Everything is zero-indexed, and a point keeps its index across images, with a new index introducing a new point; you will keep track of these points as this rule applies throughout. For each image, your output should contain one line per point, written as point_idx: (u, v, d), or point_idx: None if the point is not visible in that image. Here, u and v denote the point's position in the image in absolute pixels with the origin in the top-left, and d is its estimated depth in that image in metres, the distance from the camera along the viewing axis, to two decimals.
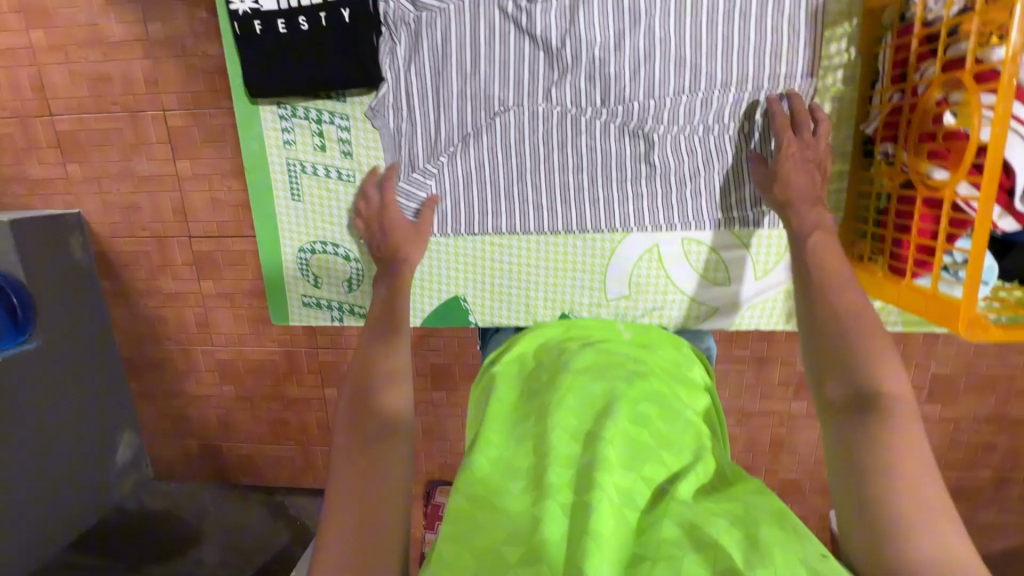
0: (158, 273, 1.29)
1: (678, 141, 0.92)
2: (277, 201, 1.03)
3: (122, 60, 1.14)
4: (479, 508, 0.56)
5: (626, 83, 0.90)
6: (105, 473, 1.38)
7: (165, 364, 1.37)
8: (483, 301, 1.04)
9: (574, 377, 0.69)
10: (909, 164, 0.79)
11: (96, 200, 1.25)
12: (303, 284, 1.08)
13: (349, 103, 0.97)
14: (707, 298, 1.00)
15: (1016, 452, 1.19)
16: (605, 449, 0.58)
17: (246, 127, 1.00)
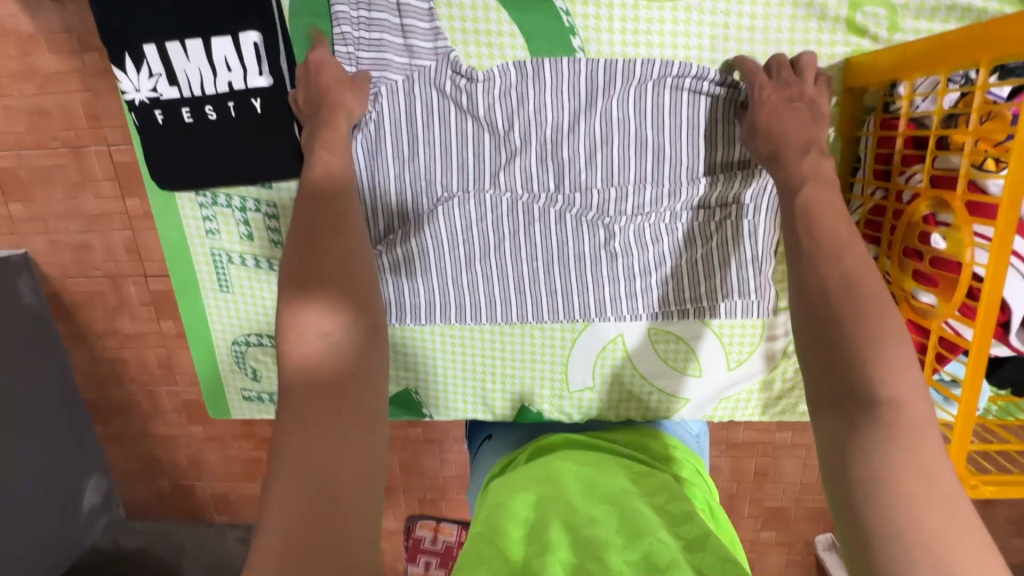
0: (116, 314, 1.23)
1: (642, 231, 0.86)
2: (208, 295, 0.96)
3: (59, 92, 1.06)
4: (479, 551, 0.55)
5: (584, 169, 0.84)
6: (74, 520, 1.33)
7: (129, 405, 1.31)
8: (440, 393, 0.99)
9: (569, 464, 0.69)
10: (893, 276, 0.76)
11: (43, 240, 1.17)
12: (242, 377, 1.02)
13: (274, 190, 0.90)
14: (676, 389, 0.94)
15: None
16: (607, 530, 0.57)
17: (163, 218, 0.92)
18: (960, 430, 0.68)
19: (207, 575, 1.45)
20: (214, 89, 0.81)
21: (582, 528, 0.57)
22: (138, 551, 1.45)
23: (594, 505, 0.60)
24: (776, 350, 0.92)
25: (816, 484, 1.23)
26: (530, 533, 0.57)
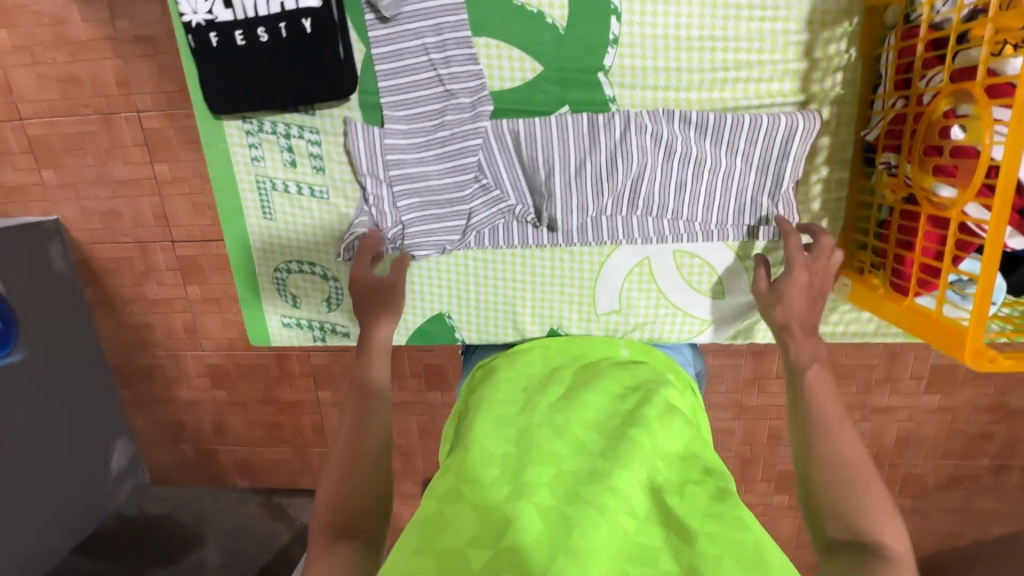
0: (143, 279, 1.26)
1: (678, 148, 0.86)
2: (250, 221, 0.96)
3: (91, 60, 1.10)
4: (449, 504, 0.58)
5: (603, 129, 0.86)
6: (100, 482, 1.37)
7: (154, 371, 1.35)
8: (467, 317, 1.00)
9: (564, 389, 0.74)
10: (914, 179, 0.75)
11: (74, 206, 1.21)
12: (282, 304, 1.02)
13: (319, 116, 0.90)
14: (701, 311, 0.97)
15: (1015, 440, 1.18)
16: (593, 463, 0.62)
17: (212, 146, 0.93)
18: (977, 315, 0.70)
19: (228, 542, 1.47)
20: (267, 10, 0.82)
21: (562, 466, 0.61)
22: (161, 517, 1.48)
23: (585, 435, 0.66)
24: None
25: None
26: (501, 478, 0.60)
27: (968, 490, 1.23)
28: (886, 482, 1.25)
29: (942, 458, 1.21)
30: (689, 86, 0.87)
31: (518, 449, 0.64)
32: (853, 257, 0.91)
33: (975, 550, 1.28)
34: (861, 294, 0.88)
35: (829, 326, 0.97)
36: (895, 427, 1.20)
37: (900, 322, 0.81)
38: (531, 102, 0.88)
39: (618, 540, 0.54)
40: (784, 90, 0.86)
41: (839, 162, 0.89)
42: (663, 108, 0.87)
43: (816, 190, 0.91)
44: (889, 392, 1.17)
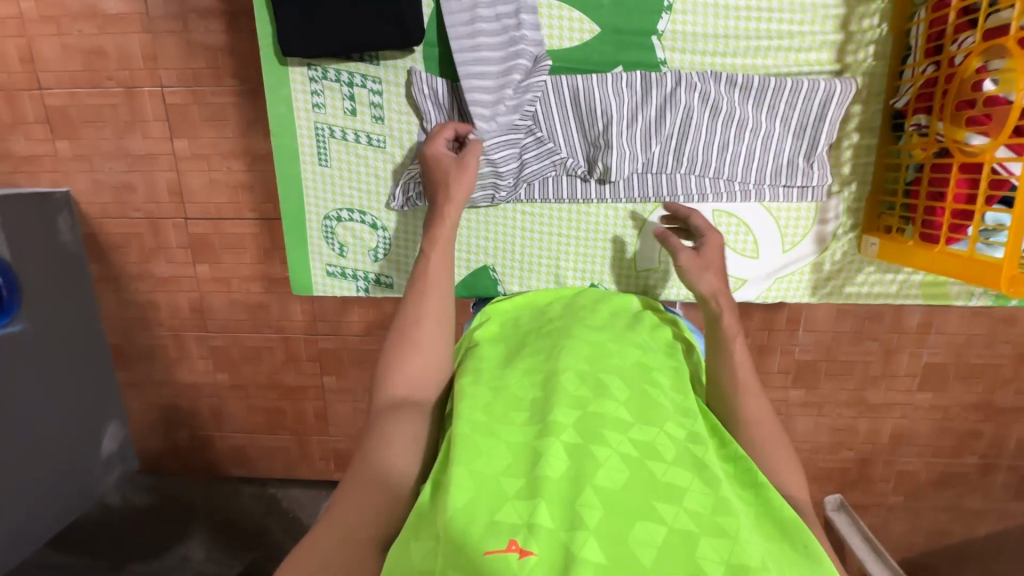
0: (151, 256, 1.25)
1: (720, 109, 0.89)
2: (306, 167, 0.96)
3: (119, 34, 1.11)
4: (477, 439, 0.58)
5: (656, 85, 0.89)
6: (89, 465, 1.32)
7: (155, 352, 1.32)
8: (512, 271, 1.01)
9: (584, 330, 0.72)
10: (945, 133, 0.78)
11: (87, 179, 1.20)
12: (328, 253, 1.01)
13: (383, 67, 0.92)
14: (739, 270, 0.98)
15: (1001, 439, 1.23)
16: (615, 406, 0.61)
17: (275, 91, 0.93)
18: (1011, 249, 0.72)
19: (214, 537, 1.37)
20: None
21: (587, 408, 0.60)
22: (147, 507, 1.39)
23: (605, 376, 0.64)
24: (828, 232, 0.96)
25: (827, 446, 1.27)
26: (530, 418, 0.61)
27: (957, 488, 1.27)
28: (880, 479, 1.29)
29: (934, 455, 1.25)
30: (735, 52, 0.90)
31: (543, 390, 0.64)
32: (879, 219, 0.94)
33: (965, 549, 1.31)
34: (890, 251, 0.90)
35: (855, 287, 0.98)
36: (890, 423, 1.24)
37: (932, 268, 0.82)
38: (584, 61, 0.91)
39: (644, 486, 0.54)
40: (822, 59, 0.90)
41: (870, 129, 0.92)
42: (711, 71, 0.90)
43: (846, 155, 0.94)
44: (885, 389, 1.21)
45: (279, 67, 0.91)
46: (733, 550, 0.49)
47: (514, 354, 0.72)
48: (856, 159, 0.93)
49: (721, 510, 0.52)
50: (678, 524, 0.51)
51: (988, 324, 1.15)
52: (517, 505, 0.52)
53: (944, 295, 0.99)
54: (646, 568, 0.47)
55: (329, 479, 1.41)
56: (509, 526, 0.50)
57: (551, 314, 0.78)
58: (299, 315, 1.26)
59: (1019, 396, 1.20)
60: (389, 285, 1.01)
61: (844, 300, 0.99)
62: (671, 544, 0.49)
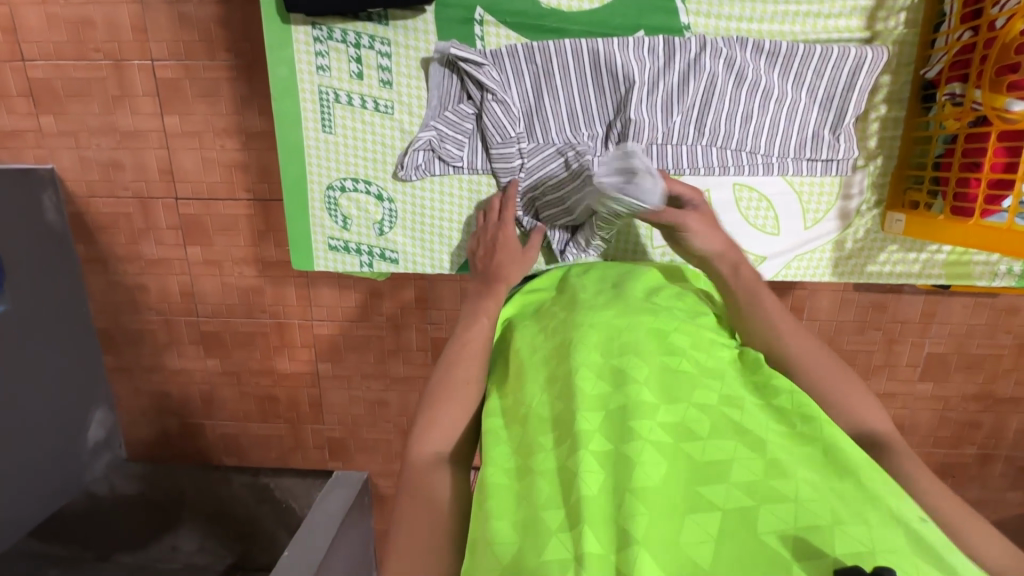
0: (140, 237, 1.20)
1: (743, 76, 0.87)
2: (308, 133, 0.93)
3: (108, 3, 1.06)
4: (505, 490, 0.54)
5: (678, 51, 0.86)
6: (75, 453, 1.28)
7: (144, 336, 1.28)
8: None
9: (592, 315, 0.66)
10: (984, 100, 0.75)
11: (72, 156, 1.15)
12: (331, 225, 0.97)
13: (392, 28, 0.89)
14: (756, 247, 0.96)
15: (1000, 430, 1.24)
16: (636, 393, 0.55)
17: (277, 52, 0.89)
18: None
19: (205, 527, 1.34)
20: None
21: (609, 406, 0.55)
22: (135, 497, 1.34)
23: (620, 360, 0.59)
24: (851, 208, 0.94)
25: None
26: (556, 432, 0.55)
27: (955, 479, 1.28)
28: None
29: (933, 446, 1.25)
30: (762, 17, 0.87)
31: (563, 393, 0.57)
32: (904, 194, 0.92)
33: None
34: (917, 228, 0.88)
35: (876, 266, 0.96)
36: (892, 414, 1.23)
37: (966, 242, 0.81)
38: (602, 23, 0.88)
39: (688, 475, 0.50)
40: (851, 26, 0.87)
41: (897, 101, 0.90)
42: (736, 37, 0.87)
43: (874, 128, 0.92)
44: (887, 379, 1.20)
45: (282, 25, 0.87)
46: (795, 514, 0.46)
47: (524, 354, 0.66)
48: (880, 131, 0.91)
49: (772, 472, 0.49)
50: (731, 503, 0.47)
51: (990, 314, 1.14)
52: (563, 538, 0.47)
53: (970, 274, 0.97)
54: (709, 566, 0.44)
55: (322, 469, 1.38)
56: (558, 564, 0.45)
57: (555, 303, 0.73)
58: (294, 300, 1.23)
59: (1018, 386, 1.20)
60: (394, 259, 0.98)
61: (865, 279, 0.97)
62: (730, 527, 0.46)
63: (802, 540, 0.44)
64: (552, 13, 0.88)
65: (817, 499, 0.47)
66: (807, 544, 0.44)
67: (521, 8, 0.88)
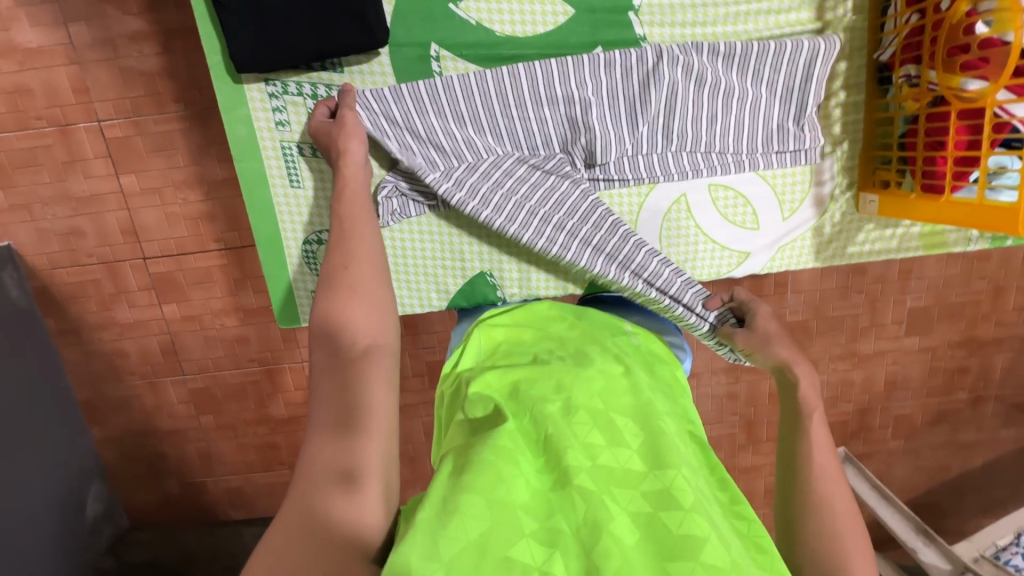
0: (112, 302, 1.17)
1: (703, 81, 0.87)
2: (276, 190, 0.91)
3: (43, 68, 1.02)
4: (503, 462, 0.53)
5: (636, 63, 0.86)
6: (77, 532, 1.23)
7: (131, 402, 1.24)
8: (512, 274, 0.96)
9: (591, 364, 0.68)
10: (939, 81, 0.77)
11: (28, 229, 1.11)
12: (311, 278, 0.96)
13: (347, 73, 0.87)
14: (736, 243, 0.98)
15: (987, 371, 1.27)
16: (627, 454, 0.57)
17: (231, 112, 0.87)
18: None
19: None
20: None
21: (599, 459, 0.55)
22: (142, 565, 1.32)
23: (619, 416, 0.61)
24: (825, 194, 0.96)
25: (827, 402, 1.28)
26: (547, 460, 0.55)
27: (951, 424, 1.32)
28: (880, 426, 1.31)
29: (927, 396, 1.29)
30: (713, 20, 0.88)
31: (561, 426, 0.58)
32: (874, 174, 0.94)
33: (964, 481, 1.37)
34: (889, 206, 0.90)
35: (857, 247, 0.98)
36: (883, 371, 1.26)
37: (938, 218, 0.83)
38: (562, 45, 0.88)
39: (656, 547, 0.49)
40: (802, 19, 0.89)
41: (855, 85, 0.92)
42: (691, 42, 0.88)
43: (835, 114, 0.93)
44: (875, 339, 1.23)
45: (235, 86, 0.85)
46: None
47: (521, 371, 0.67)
48: (843, 116, 0.93)
49: (742, 567, 0.47)
50: None
51: (963, 263, 1.18)
52: (533, 545, 0.48)
53: (944, 243, 1.00)
54: None
55: None
56: (522, 565, 0.46)
57: (559, 339, 0.75)
58: (281, 344, 1.20)
59: (999, 327, 1.24)
60: None
61: (849, 260, 0.99)
62: None
63: None
64: (508, 40, 0.87)
65: None
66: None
67: (473, 38, 0.87)
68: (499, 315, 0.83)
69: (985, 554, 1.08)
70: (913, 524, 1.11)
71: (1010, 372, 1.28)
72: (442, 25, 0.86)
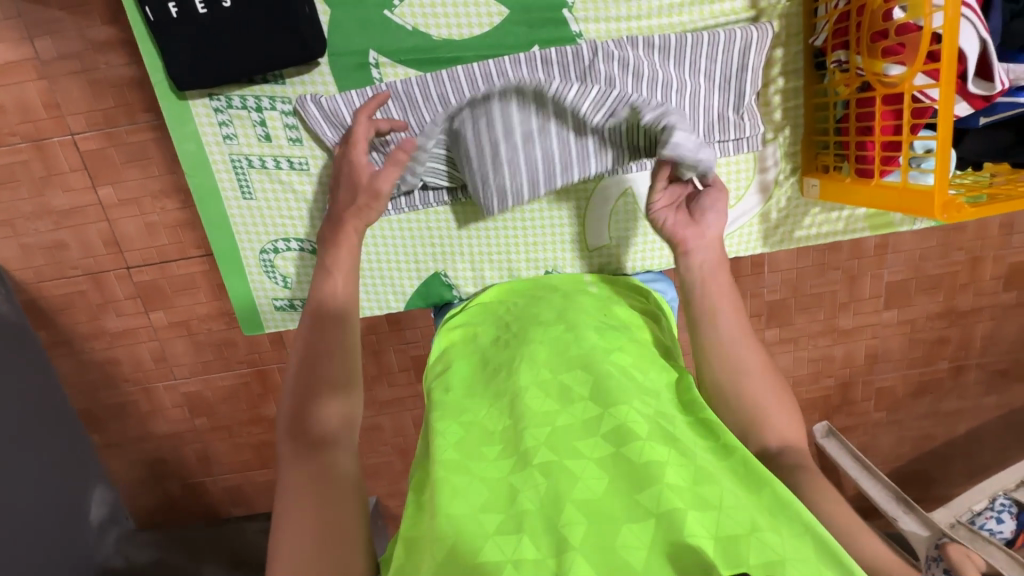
0: (101, 312, 1.19)
1: (637, 72, 0.85)
2: (230, 203, 0.93)
3: (13, 84, 1.03)
4: (455, 474, 0.55)
5: (570, 60, 0.85)
6: (83, 536, 1.27)
7: (126, 408, 1.27)
8: (466, 272, 1.01)
9: (542, 330, 0.68)
10: (865, 67, 0.79)
11: (13, 245, 1.13)
12: (272, 287, 1.00)
13: (289, 85, 0.88)
14: None
15: (967, 340, 1.28)
16: (581, 408, 0.58)
17: (179, 129, 0.89)
18: (940, 173, 0.73)
19: None
20: None
21: (555, 421, 0.57)
22: None
23: (567, 374, 0.62)
24: (769, 180, 0.98)
25: (808, 377, 1.30)
26: (503, 448, 0.57)
27: (932, 394, 1.33)
28: (862, 399, 1.33)
29: (908, 367, 1.30)
30: (649, 13, 0.88)
31: (514, 413, 0.60)
32: (816, 159, 0.96)
33: (948, 449, 1.39)
34: (830, 189, 0.92)
35: (803, 230, 1.01)
36: (863, 345, 1.27)
37: (870, 203, 0.85)
38: (500, 46, 0.88)
39: (621, 482, 0.51)
40: (735, 8, 0.88)
41: (793, 71, 0.92)
42: (627, 37, 0.87)
43: (775, 101, 0.94)
44: (853, 314, 1.24)
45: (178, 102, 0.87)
46: (718, 521, 0.48)
47: (472, 375, 0.68)
48: (785, 102, 0.93)
49: (700, 481, 0.51)
50: (664, 503, 0.49)
51: (940, 235, 1.18)
52: (500, 542, 0.49)
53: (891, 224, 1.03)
54: (637, 570, 0.46)
55: None
56: (493, 566, 0.47)
57: (513, 316, 0.74)
58: (268, 346, 1.22)
59: (978, 297, 1.24)
60: None
61: (796, 244, 1.02)
62: (659, 528, 0.47)
63: (725, 547, 0.46)
64: (444, 44, 0.87)
65: (739, 505, 0.49)
66: (729, 555, 0.46)
67: (413, 43, 0.87)
68: (459, 314, 0.82)
69: (961, 520, 1.11)
70: (894, 494, 1.14)
71: (990, 341, 1.29)
72: (379, 32, 0.86)
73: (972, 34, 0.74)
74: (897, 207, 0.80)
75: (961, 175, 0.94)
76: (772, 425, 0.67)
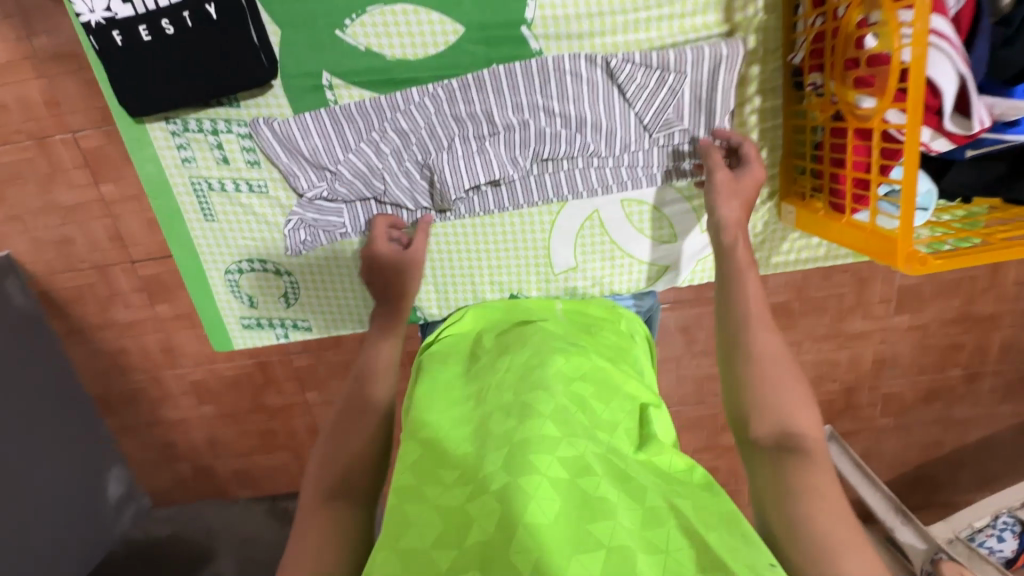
0: (109, 304, 1.23)
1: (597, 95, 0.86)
2: (193, 225, 0.95)
3: (14, 83, 1.05)
4: (410, 501, 0.54)
5: (525, 84, 0.85)
6: (100, 513, 1.36)
7: (137, 395, 1.33)
8: (434, 293, 1.00)
9: (510, 358, 0.67)
10: (838, 94, 0.74)
11: (25, 239, 1.17)
12: (239, 306, 1.02)
13: (244, 107, 0.88)
14: (655, 258, 0.98)
15: (983, 346, 1.22)
16: (541, 425, 0.54)
17: (138, 152, 0.90)
18: (903, 220, 0.69)
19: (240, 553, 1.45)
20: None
21: (514, 439, 0.53)
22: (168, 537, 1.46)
23: (530, 394, 0.58)
24: None
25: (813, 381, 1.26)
26: (461, 472, 0.54)
27: (943, 400, 1.28)
28: (868, 405, 1.29)
29: (919, 373, 1.25)
30: (614, 29, 0.84)
31: (474, 440, 0.57)
32: (795, 183, 0.92)
33: (958, 456, 1.34)
34: (805, 219, 0.89)
35: (781, 256, 0.98)
36: (871, 350, 1.22)
37: (840, 239, 0.81)
38: (455, 66, 0.86)
39: (574, 514, 0.49)
40: (707, 23, 0.84)
41: (771, 90, 0.88)
42: (586, 55, 0.85)
43: (751, 121, 0.90)
44: (861, 318, 1.19)
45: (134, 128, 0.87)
46: (667, 563, 0.46)
47: (435, 398, 0.66)
48: (763, 123, 0.89)
49: (650, 523, 0.49)
50: (616, 542, 0.47)
51: None
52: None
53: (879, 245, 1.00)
54: None
55: None
56: None
57: (484, 347, 0.73)
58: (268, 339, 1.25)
59: (997, 302, 1.18)
60: (308, 326, 1.04)
61: (774, 269, 0.99)
62: (611, 566, 0.45)
63: None
64: (398, 64, 0.86)
65: (688, 546, 0.48)
66: None
67: (366, 65, 0.86)
68: (430, 346, 0.80)
69: (959, 535, 1.11)
70: (892, 504, 1.12)
71: (1009, 348, 1.23)
72: (330, 53, 0.85)
73: (943, 64, 0.69)
74: (865, 247, 0.76)
75: (952, 208, 0.89)
76: (780, 421, 0.62)
